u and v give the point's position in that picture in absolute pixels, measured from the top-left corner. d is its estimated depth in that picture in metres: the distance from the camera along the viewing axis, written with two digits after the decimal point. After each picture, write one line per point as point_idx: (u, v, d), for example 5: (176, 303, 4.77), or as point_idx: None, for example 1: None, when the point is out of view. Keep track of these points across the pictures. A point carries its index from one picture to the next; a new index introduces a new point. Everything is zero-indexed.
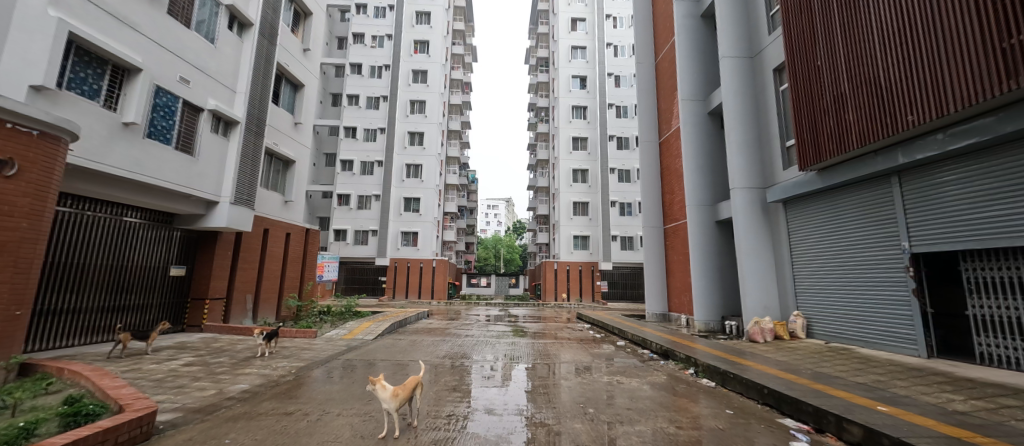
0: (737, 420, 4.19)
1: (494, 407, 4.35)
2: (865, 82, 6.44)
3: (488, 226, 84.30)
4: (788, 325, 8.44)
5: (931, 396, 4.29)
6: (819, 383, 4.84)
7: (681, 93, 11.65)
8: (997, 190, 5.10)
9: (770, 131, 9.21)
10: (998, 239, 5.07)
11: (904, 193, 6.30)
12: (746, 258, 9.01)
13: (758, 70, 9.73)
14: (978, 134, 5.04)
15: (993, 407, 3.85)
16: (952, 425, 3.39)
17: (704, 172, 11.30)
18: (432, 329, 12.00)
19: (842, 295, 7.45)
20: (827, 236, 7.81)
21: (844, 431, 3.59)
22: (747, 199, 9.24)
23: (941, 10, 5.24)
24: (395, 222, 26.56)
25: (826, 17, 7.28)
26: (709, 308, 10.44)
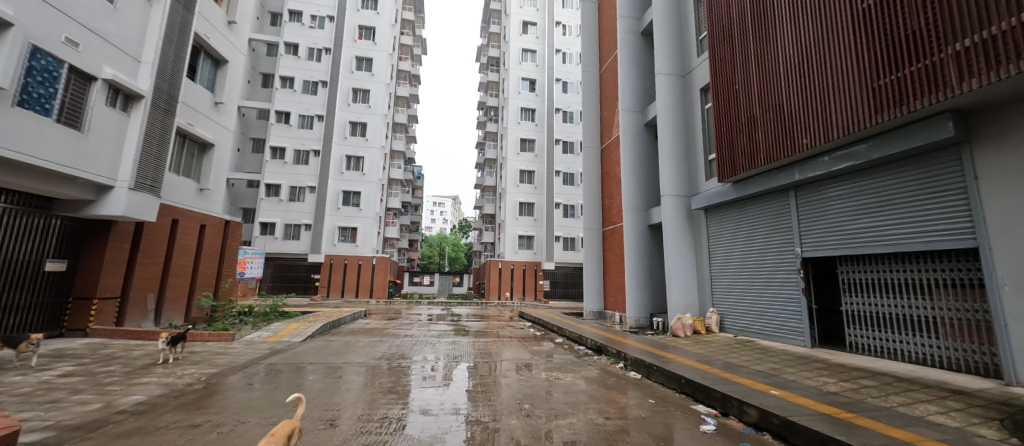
0: (658, 408, 4.57)
1: (430, 408, 4.28)
2: (771, 107, 7.35)
3: (433, 223, 82.44)
4: (705, 321, 9.32)
5: (813, 380, 5.02)
6: (728, 372, 5.44)
7: (621, 104, 12.36)
8: (867, 206, 6.10)
9: (696, 145, 10.12)
10: (865, 247, 6.09)
11: (799, 205, 7.31)
12: (672, 259, 9.82)
13: (688, 88, 10.64)
14: (853, 158, 6.02)
15: (857, 387, 4.62)
16: (827, 404, 4.00)
17: (639, 179, 12.09)
18: (368, 329, 11.49)
19: (748, 293, 8.41)
20: (737, 241, 8.79)
21: (745, 413, 4.08)
22: (675, 205, 10.07)
23: (832, 50, 6.14)
24: (332, 216, 24.98)
25: (745, 45, 8.13)
26: (640, 305, 11.22)
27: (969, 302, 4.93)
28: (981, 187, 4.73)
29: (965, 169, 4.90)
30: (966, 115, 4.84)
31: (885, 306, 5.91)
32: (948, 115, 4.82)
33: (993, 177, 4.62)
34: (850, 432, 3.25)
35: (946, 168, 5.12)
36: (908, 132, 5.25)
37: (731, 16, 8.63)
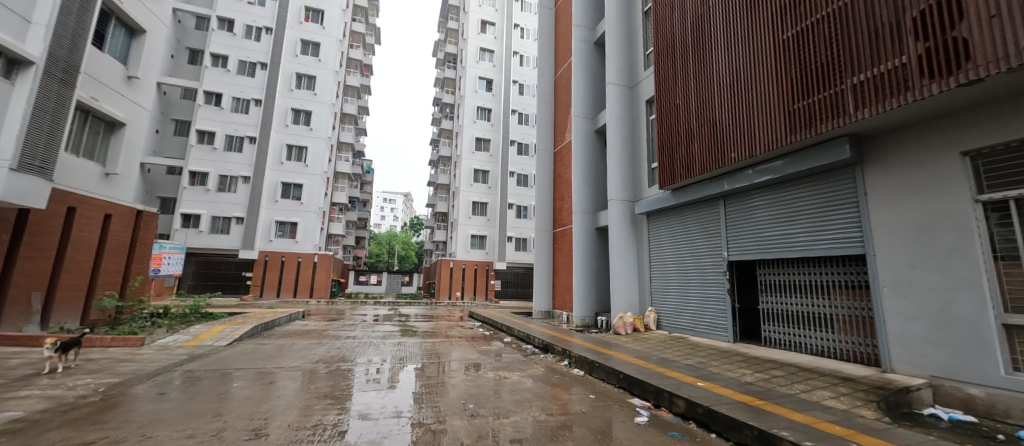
0: (598, 403, 4.78)
1: (370, 412, 4.12)
2: (706, 122, 7.99)
3: (383, 220, 79.37)
4: (643, 319, 9.89)
5: (733, 372, 5.54)
6: (662, 367, 5.82)
7: (574, 110, 12.75)
8: (782, 216, 6.84)
9: (640, 153, 10.74)
10: (779, 252, 6.83)
11: (727, 213, 8.03)
12: (616, 261, 10.31)
13: (635, 99, 11.25)
14: (772, 173, 6.74)
15: (769, 377, 5.16)
16: (744, 393, 4.43)
17: (589, 182, 12.56)
18: (306, 331, 10.78)
19: (682, 293, 9.07)
20: (673, 244, 9.46)
21: (674, 404, 4.40)
22: (620, 209, 10.58)
23: (757, 74, 6.82)
24: (268, 209, 23.14)
25: (685, 63, 8.77)
26: (585, 305, 11.65)
27: (858, 302, 5.71)
28: (870, 203, 5.50)
29: (858, 187, 5.66)
30: (860, 140, 5.60)
31: (793, 304, 6.66)
32: (846, 139, 5.55)
33: (878, 194, 5.39)
34: (760, 418, 3.63)
35: (844, 185, 5.89)
36: (816, 152, 5.97)
37: (673, 36, 9.26)
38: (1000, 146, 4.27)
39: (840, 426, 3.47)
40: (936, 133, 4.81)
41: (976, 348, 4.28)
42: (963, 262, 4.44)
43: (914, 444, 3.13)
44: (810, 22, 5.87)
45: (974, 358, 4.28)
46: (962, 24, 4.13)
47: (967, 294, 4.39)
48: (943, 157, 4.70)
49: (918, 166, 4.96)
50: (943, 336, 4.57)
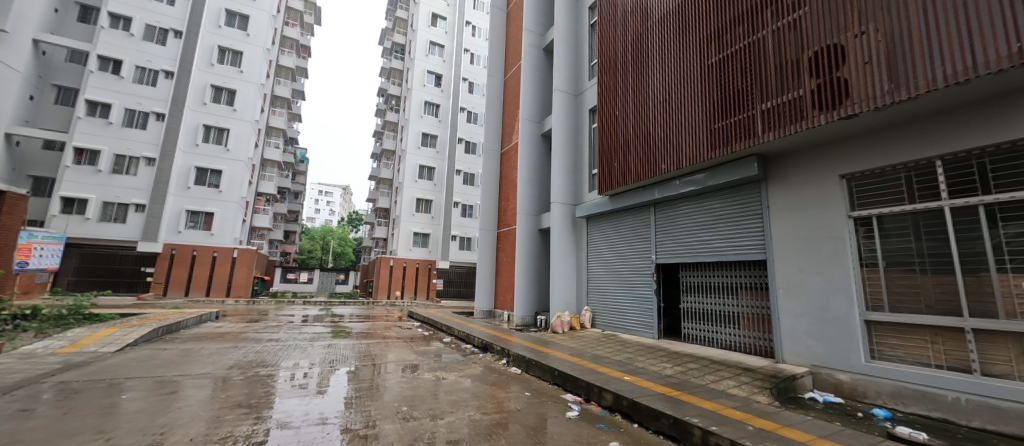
0: (533, 400, 4.90)
1: (290, 420, 3.82)
2: (641, 134, 8.57)
3: (318, 214, 73.86)
4: (580, 318, 10.33)
5: (656, 366, 6.00)
6: (594, 363, 6.13)
7: (522, 112, 12.94)
8: (702, 224, 7.55)
9: (582, 159, 11.22)
10: (698, 256, 7.53)
11: (656, 219, 8.68)
12: (556, 261, 10.64)
13: (579, 107, 11.72)
14: (694, 184, 7.42)
15: (686, 370, 5.68)
16: (664, 385, 4.83)
17: (533, 185, 12.82)
18: (220, 333, 9.70)
19: (615, 293, 9.62)
20: (609, 247, 10.00)
21: (602, 398, 4.66)
22: (562, 212, 10.95)
23: (685, 94, 7.48)
24: (178, 197, 20.43)
25: (624, 77, 9.34)
26: (526, 304, 11.88)
27: (759, 302, 6.48)
28: (771, 215, 6.27)
29: (763, 201, 6.43)
30: (766, 160, 6.37)
31: (708, 304, 7.39)
32: (755, 158, 6.29)
33: (778, 208, 6.18)
34: (676, 407, 3.99)
35: (752, 199, 6.66)
36: (731, 168, 6.68)
37: (615, 51, 9.80)
38: (869, 172, 5.13)
39: (740, 410, 3.93)
40: (823, 157, 5.64)
41: (845, 340, 5.08)
42: (838, 268, 5.25)
43: (796, 423, 3.64)
44: (730, 52, 6.57)
45: (843, 349, 5.09)
46: (845, 68, 4.90)
47: (840, 295, 5.20)
48: (827, 178, 5.53)
49: (809, 185, 5.76)
50: (822, 330, 5.36)
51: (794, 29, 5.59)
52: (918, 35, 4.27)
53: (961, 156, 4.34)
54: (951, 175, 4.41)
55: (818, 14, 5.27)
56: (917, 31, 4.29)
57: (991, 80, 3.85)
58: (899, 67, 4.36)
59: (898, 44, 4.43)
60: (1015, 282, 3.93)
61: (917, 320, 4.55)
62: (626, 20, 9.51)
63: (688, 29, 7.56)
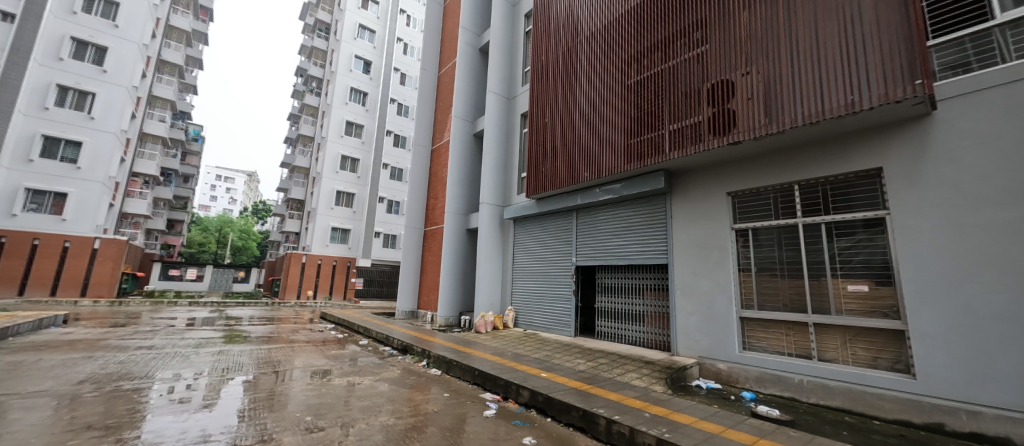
0: (451, 401, 4.86)
1: (163, 441, 3.28)
2: (567, 143, 9.00)
3: (214, 202, 64.24)
4: (503, 318, 10.49)
5: (571, 362, 6.35)
6: (514, 362, 6.28)
7: (455, 110, 12.77)
8: (617, 230, 8.20)
9: (512, 162, 11.44)
10: (613, 259, 8.15)
11: (577, 224, 9.21)
12: (482, 262, 10.69)
13: (511, 111, 11.93)
14: (611, 193, 8.03)
15: (597, 365, 6.10)
16: (577, 380, 5.14)
17: (463, 184, 12.71)
18: (70, 341, 7.93)
19: (537, 293, 9.96)
20: (534, 248, 10.33)
21: (519, 395, 4.80)
22: (491, 213, 11.04)
23: (608, 109, 8.03)
24: (13, 171, 16.27)
25: (555, 87, 9.73)
26: (450, 304, 11.71)
27: (661, 301, 7.22)
28: (673, 223, 7.03)
29: (667, 211, 7.19)
30: (672, 175, 7.13)
31: (619, 303, 8.03)
32: (662, 173, 7.02)
33: (678, 218, 6.95)
34: (586, 400, 4.27)
35: (658, 209, 7.41)
36: (643, 180, 7.35)
37: (547, 61, 10.17)
38: (747, 191, 6.05)
39: (640, 400, 4.35)
40: (714, 176, 6.49)
41: (725, 335, 5.92)
42: (722, 273, 6.10)
43: (684, 408, 4.15)
44: (646, 75, 7.23)
45: (723, 342, 5.92)
46: (734, 101, 5.71)
47: (722, 296, 6.04)
48: (717, 194, 6.37)
49: (703, 200, 6.58)
50: (708, 326, 6.17)
51: (698, 62, 6.35)
52: (788, 80, 5.15)
53: (812, 183, 5.34)
54: (804, 197, 5.40)
55: (717, 51, 6.05)
56: (787, 76, 5.18)
57: (835, 123, 4.82)
58: (773, 105, 5.22)
59: (773, 86, 5.29)
60: (842, 285, 4.94)
61: (776, 316, 5.47)
62: (559, 32, 9.92)
63: (612, 49, 8.15)
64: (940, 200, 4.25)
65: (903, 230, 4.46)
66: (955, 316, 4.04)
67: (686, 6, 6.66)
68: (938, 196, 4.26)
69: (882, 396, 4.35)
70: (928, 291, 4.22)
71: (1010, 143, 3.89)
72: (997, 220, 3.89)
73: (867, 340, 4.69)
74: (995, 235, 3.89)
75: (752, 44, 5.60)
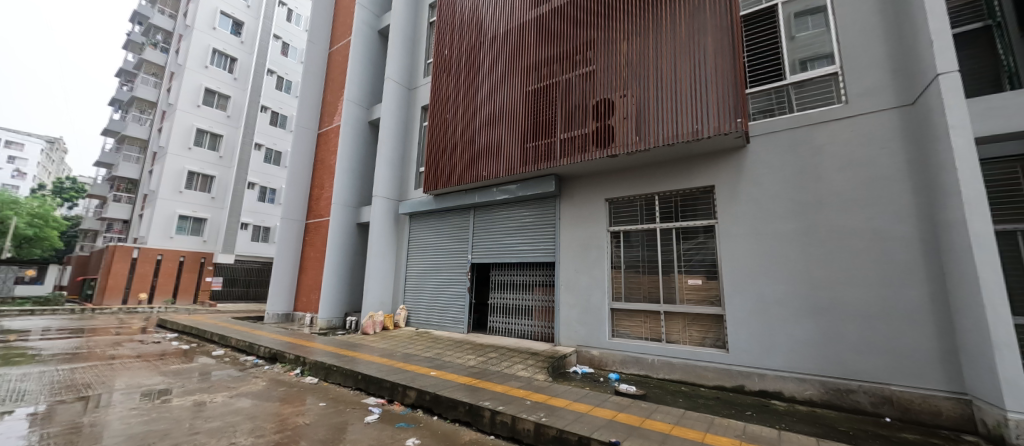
0: (328, 409, 4.47)
1: None
2: (466, 140, 9.00)
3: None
4: (393, 317, 10.03)
5: (462, 358, 6.41)
6: (402, 362, 6.06)
7: (347, 93, 11.67)
8: (512, 229, 8.54)
9: (411, 155, 11.00)
10: (507, 256, 8.46)
11: (475, 221, 9.32)
12: (373, 259, 10.02)
13: (411, 103, 11.44)
14: (508, 193, 8.34)
15: (487, 359, 6.28)
16: (466, 375, 5.22)
17: (354, 174, 11.71)
18: None
19: (432, 291, 9.77)
20: (430, 245, 10.10)
21: (405, 396, 4.66)
22: (384, 207, 10.42)
23: (507, 112, 8.29)
24: None
25: (457, 83, 9.64)
26: (334, 305, 10.70)
27: (547, 296, 7.77)
28: (560, 224, 7.63)
29: (555, 212, 7.76)
30: (561, 180, 7.74)
31: (511, 299, 8.38)
32: (553, 177, 7.56)
33: (565, 219, 7.57)
34: (473, 394, 4.37)
35: (548, 211, 7.96)
36: (536, 182, 7.81)
37: (451, 56, 10.02)
38: (622, 199, 6.91)
39: (523, 389, 4.63)
40: (596, 183, 7.25)
41: (599, 325, 6.68)
42: (599, 270, 6.86)
43: (560, 392, 4.56)
44: (544, 84, 7.68)
45: (597, 332, 6.67)
46: (613, 119, 6.47)
47: (598, 290, 6.80)
48: (598, 200, 7.13)
49: (586, 204, 7.30)
50: (585, 317, 6.87)
51: (586, 80, 7.02)
52: (654, 107, 6.06)
53: (668, 195, 6.39)
54: (662, 206, 6.42)
55: (602, 73, 6.78)
56: (654, 103, 6.08)
57: (685, 147, 5.85)
58: (643, 126, 6.09)
59: (644, 109, 6.15)
60: (685, 280, 6.01)
61: (638, 307, 6.38)
62: (464, 29, 9.85)
63: (513, 54, 8.43)
64: (750, 213, 5.50)
65: (727, 235, 5.63)
66: (755, 302, 5.28)
67: (580, 26, 7.29)
68: (749, 210, 5.52)
69: (707, 368, 5.46)
70: (740, 284, 5.42)
71: (791, 173, 5.27)
72: (782, 230, 5.21)
73: (701, 324, 5.80)
74: (780, 242, 5.21)
75: (629, 72, 6.44)
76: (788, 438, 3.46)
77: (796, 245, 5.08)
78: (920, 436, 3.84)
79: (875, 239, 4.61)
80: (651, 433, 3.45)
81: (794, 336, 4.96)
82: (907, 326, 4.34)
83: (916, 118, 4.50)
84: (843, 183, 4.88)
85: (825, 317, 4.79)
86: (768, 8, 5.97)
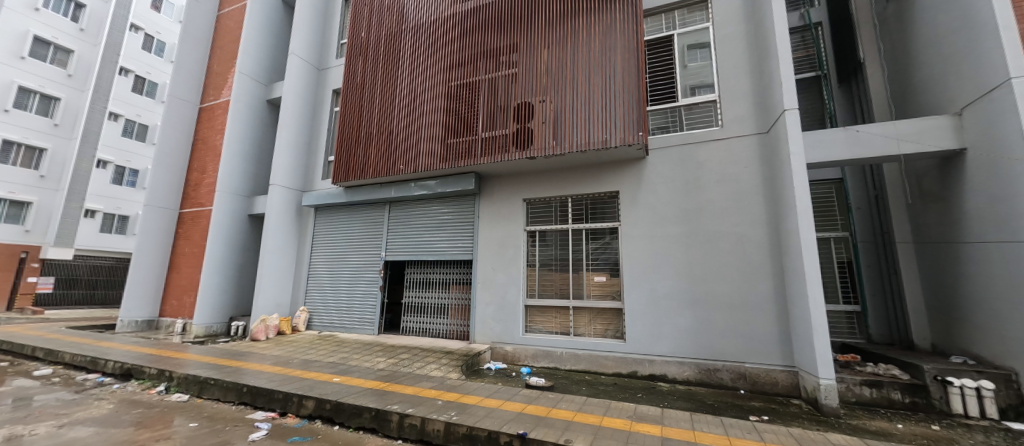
0: (202, 430, 3.85)
1: None
2: (384, 131, 8.49)
3: None
4: (292, 321, 9.05)
5: (370, 362, 6.05)
6: (300, 370, 5.49)
7: (241, 64, 10.15)
8: (429, 226, 8.31)
9: (319, 142, 10.05)
10: (424, 254, 8.21)
11: (389, 216, 8.86)
12: (269, 256, 8.88)
13: (320, 85, 10.43)
14: (427, 189, 8.09)
15: (399, 361, 6.03)
16: (374, 380, 4.93)
17: (247, 158, 10.25)
18: None
19: (339, 290, 9.04)
20: (338, 241, 9.33)
21: (302, 407, 4.24)
22: (284, 197, 9.29)
23: (429, 105, 8.01)
24: None
25: (375, 69, 9.04)
26: (215, 309, 9.24)
27: (464, 294, 7.73)
28: (479, 222, 7.65)
29: (474, 210, 7.77)
30: (481, 178, 7.77)
31: (425, 298, 8.14)
32: (473, 175, 7.53)
33: (484, 217, 7.62)
34: (381, 399, 4.15)
35: (468, 208, 7.92)
36: (456, 179, 7.72)
37: (369, 39, 9.35)
38: (538, 200, 7.20)
39: (435, 389, 4.54)
40: (514, 183, 7.43)
41: (512, 321, 6.87)
42: (514, 267, 7.06)
43: (473, 390, 4.57)
44: (467, 81, 7.60)
45: (512, 328, 6.85)
46: (533, 122, 6.69)
47: (513, 288, 6.99)
48: (516, 199, 7.32)
49: (505, 203, 7.44)
50: (500, 314, 7.00)
51: (508, 82, 7.13)
52: (570, 114, 6.42)
53: (579, 198, 6.84)
54: (574, 208, 6.85)
55: (523, 77, 6.97)
56: (570, 111, 6.44)
57: (595, 154, 6.32)
58: (560, 132, 6.42)
59: (561, 115, 6.48)
60: (592, 277, 6.49)
61: (550, 303, 6.71)
62: (384, 12, 9.27)
63: (437, 45, 8.18)
64: (647, 217, 6.17)
65: (627, 236, 6.23)
66: (648, 297, 5.93)
67: (504, 28, 7.38)
68: (646, 214, 6.18)
69: (607, 357, 6.00)
70: (636, 280, 6.04)
71: (679, 184, 6.04)
72: (671, 233, 5.94)
73: (604, 317, 6.33)
74: (669, 243, 5.93)
75: (549, 79, 6.73)
76: (668, 415, 3.96)
77: (681, 246, 5.84)
78: (763, 403, 4.71)
79: (739, 243, 5.52)
80: (555, 421, 3.65)
81: (677, 325, 5.69)
82: (758, 315, 5.27)
83: (769, 144, 5.50)
84: (718, 194, 5.75)
85: (702, 309, 5.58)
86: (666, 37, 6.74)
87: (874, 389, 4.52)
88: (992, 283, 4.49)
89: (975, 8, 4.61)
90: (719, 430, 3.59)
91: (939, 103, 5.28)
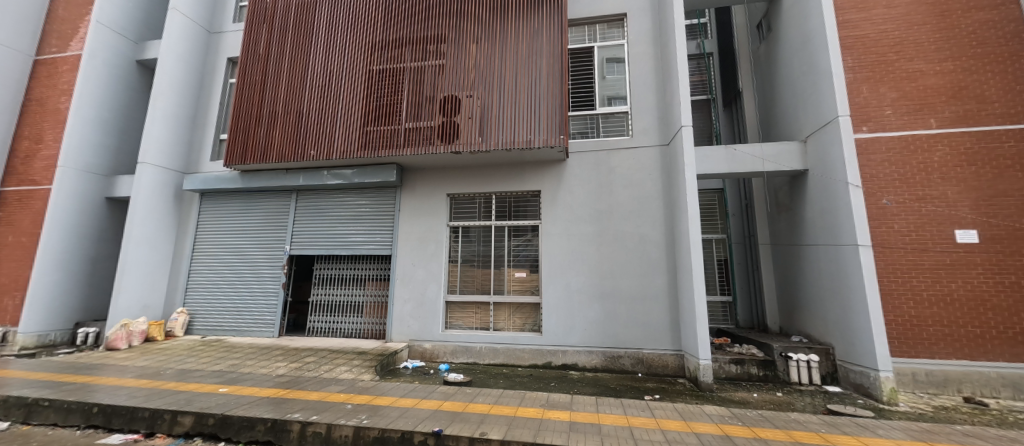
0: None
1: None
2: (292, 111, 7.64)
3: None
4: (165, 325, 7.68)
5: (267, 368, 5.43)
6: (174, 382, 4.70)
7: (98, 14, 8.27)
8: (343, 218, 7.72)
9: (208, 117, 8.65)
10: (337, 248, 7.61)
11: (296, 206, 8.02)
12: (136, 249, 7.43)
13: (211, 50, 8.98)
14: (342, 178, 7.50)
15: (303, 365, 5.52)
16: (270, 387, 4.43)
17: (106, 129, 8.42)
18: None
19: (231, 289, 7.92)
20: (230, 232, 8.16)
21: (176, 425, 3.65)
22: (158, 178, 7.83)
23: (347, 87, 7.41)
24: None
25: (283, 40, 8.05)
26: (54, 314, 7.43)
27: (380, 291, 7.34)
28: (399, 216, 7.33)
29: (395, 203, 7.42)
30: (403, 170, 7.44)
31: (336, 295, 7.55)
32: (395, 167, 7.18)
33: (405, 211, 7.32)
34: (279, 407, 3.76)
35: (387, 201, 7.53)
36: (375, 170, 7.28)
37: (275, 6, 8.30)
38: (462, 195, 7.14)
39: (344, 393, 4.25)
40: (437, 177, 7.27)
41: (431, 319, 6.74)
42: (435, 263, 6.92)
43: (387, 391, 4.39)
44: (390, 66, 7.20)
45: (431, 326, 6.72)
46: (459, 116, 6.61)
47: (433, 284, 6.85)
48: (439, 194, 7.17)
49: (427, 197, 7.23)
50: (419, 312, 6.81)
51: (435, 73, 6.93)
52: (496, 112, 6.49)
53: (503, 195, 6.95)
54: (498, 205, 6.95)
55: (451, 70, 6.84)
56: (496, 108, 6.50)
57: (520, 153, 6.49)
58: (486, 128, 6.45)
59: (487, 112, 6.52)
60: (513, 273, 6.67)
61: (472, 298, 6.75)
62: None
63: (357, 25, 7.60)
64: (564, 217, 6.52)
65: (546, 234, 6.52)
66: (563, 291, 6.28)
67: (432, 16, 7.14)
68: (563, 214, 6.53)
69: (524, 350, 6.23)
70: (554, 275, 6.36)
71: (594, 186, 6.50)
72: (585, 232, 6.37)
73: (522, 312, 6.55)
74: (583, 241, 6.35)
75: (476, 75, 6.71)
76: (576, 400, 4.26)
77: (593, 244, 6.30)
78: (656, 383, 5.33)
79: (641, 242, 6.13)
80: (470, 416, 3.68)
81: (588, 317, 6.13)
82: (655, 306, 5.93)
83: (669, 156, 6.22)
84: (627, 197, 6.32)
85: (610, 301, 6.10)
86: (587, 49, 7.18)
87: (738, 366, 5.40)
88: (820, 277, 5.66)
89: (816, 58, 5.75)
90: (618, 411, 3.97)
91: (791, 131, 6.48)
